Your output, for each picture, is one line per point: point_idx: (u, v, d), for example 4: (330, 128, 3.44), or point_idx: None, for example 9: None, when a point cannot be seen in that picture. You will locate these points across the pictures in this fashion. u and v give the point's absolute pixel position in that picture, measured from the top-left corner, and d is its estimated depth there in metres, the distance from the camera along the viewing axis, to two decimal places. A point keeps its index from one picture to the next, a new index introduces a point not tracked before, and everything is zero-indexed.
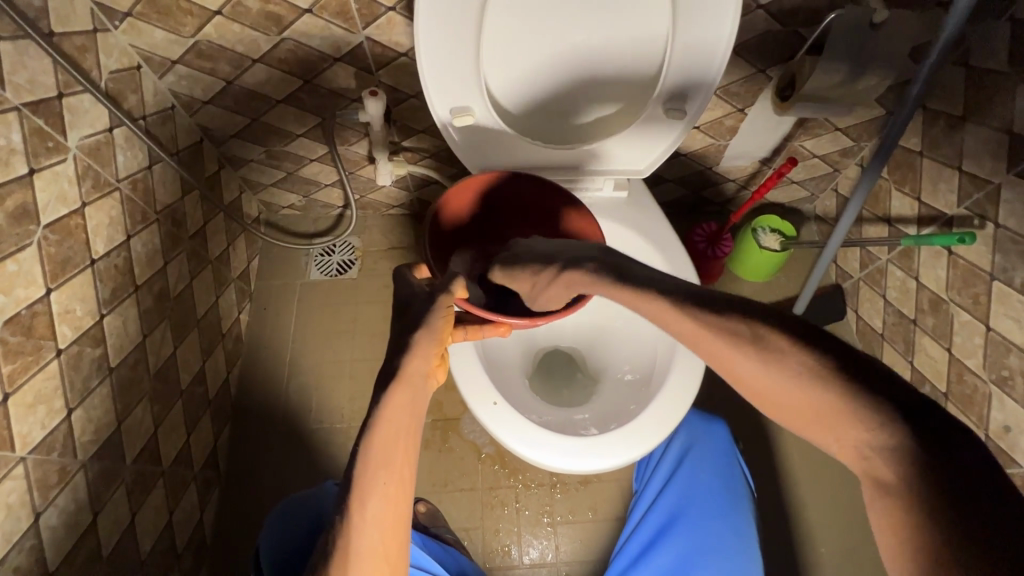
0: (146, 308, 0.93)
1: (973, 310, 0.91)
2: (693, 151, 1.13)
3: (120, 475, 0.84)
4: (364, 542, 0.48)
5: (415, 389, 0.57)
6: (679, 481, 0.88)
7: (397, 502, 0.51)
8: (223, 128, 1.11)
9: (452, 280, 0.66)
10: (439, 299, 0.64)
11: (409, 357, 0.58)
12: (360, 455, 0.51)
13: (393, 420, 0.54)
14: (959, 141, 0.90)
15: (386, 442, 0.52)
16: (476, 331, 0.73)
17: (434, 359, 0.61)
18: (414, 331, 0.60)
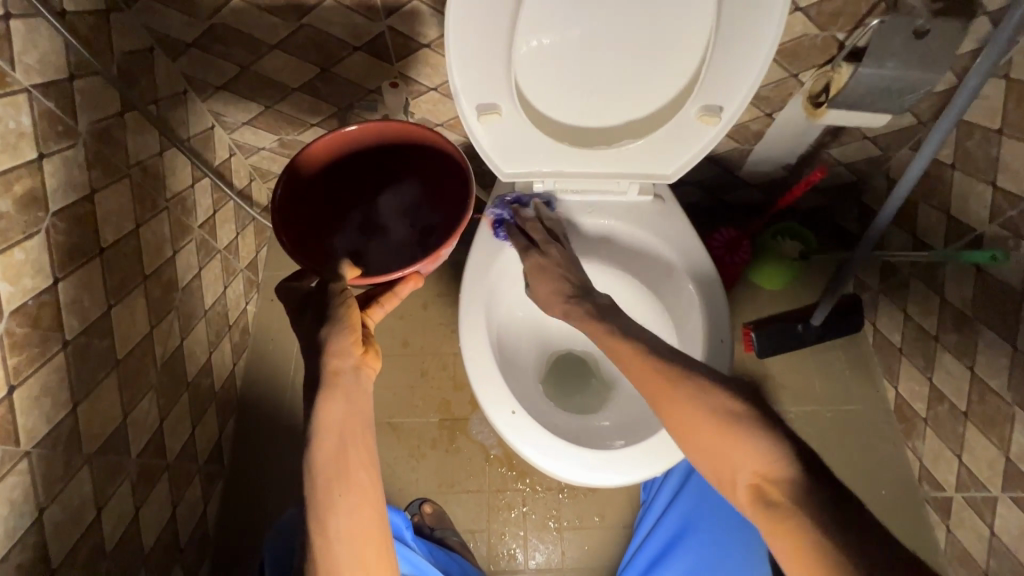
0: (154, 299, 0.91)
1: (1000, 330, 0.89)
2: (717, 155, 1.11)
3: (125, 469, 0.82)
4: (338, 554, 0.55)
5: (349, 387, 0.62)
6: (689, 495, 0.89)
7: (363, 511, 0.58)
8: (236, 115, 1.08)
9: (338, 267, 0.72)
10: (331, 288, 0.69)
11: (330, 357, 0.63)
12: (312, 479, 0.58)
13: (333, 437, 0.60)
14: (994, 156, 0.87)
15: (330, 460, 0.58)
16: (391, 297, 0.72)
17: (357, 350, 0.64)
18: (321, 329, 0.64)
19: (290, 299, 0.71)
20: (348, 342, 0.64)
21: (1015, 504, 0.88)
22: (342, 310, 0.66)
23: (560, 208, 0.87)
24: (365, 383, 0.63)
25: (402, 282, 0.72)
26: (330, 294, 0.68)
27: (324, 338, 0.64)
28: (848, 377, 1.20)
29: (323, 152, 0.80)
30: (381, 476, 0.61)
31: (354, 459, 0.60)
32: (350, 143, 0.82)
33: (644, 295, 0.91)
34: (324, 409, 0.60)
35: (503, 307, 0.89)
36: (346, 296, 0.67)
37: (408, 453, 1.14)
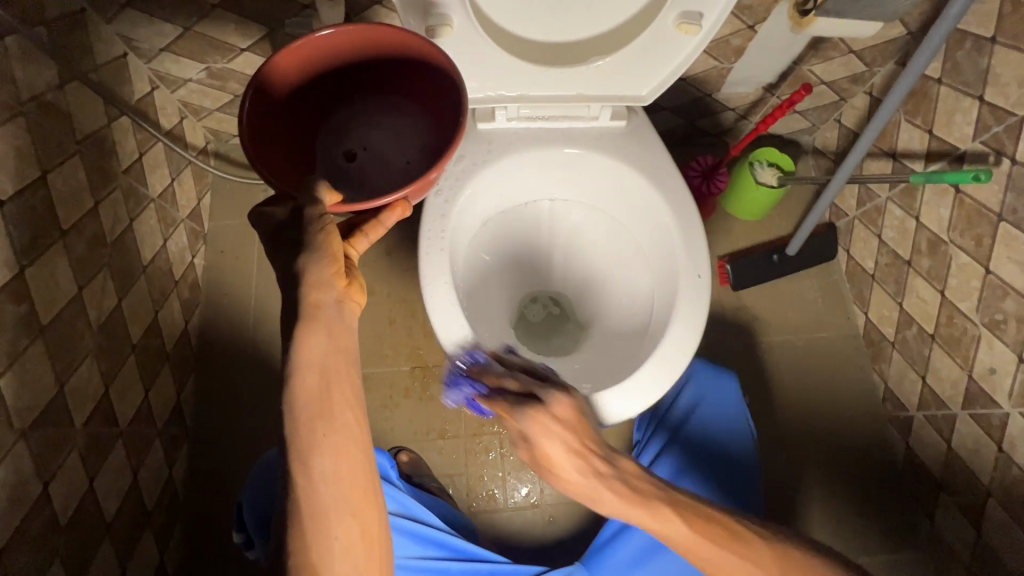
0: (79, 256, 0.81)
1: (973, 253, 0.88)
2: (694, 76, 1.02)
3: (71, 441, 0.77)
4: (322, 492, 0.55)
5: (332, 321, 0.58)
6: (683, 439, 0.87)
7: (347, 452, 0.57)
8: (151, 40, 0.93)
9: (316, 190, 0.61)
10: (307, 214, 0.60)
11: (308, 287, 0.57)
12: (290, 418, 0.56)
13: (314, 373, 0.57)
14: (984, 67, 0.82)
15: (311, 399, 0.56)
16: (375, 226, 0.64)
17: (338, 280, 0.59)
18: (298, 257, 0.58)
19: (261, 228, 0.61)
20: (329, 273, 0.58)
21: (974, 420, 0.91)
22: (320, 239, 0.59)
23: (524, 138, 0.79)
24: (348, 316, 0.59)
25: (387, 211, 0.64)
26: (306, 221, 0.59)
27: (300, 266, 0.57)
28: (820, 305, 1.20)
29: (299, 70, 0.68)
30: (366, 415, 0.60)
31: (338, 399, 0.57)
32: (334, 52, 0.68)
33: (619, 229, 0.85)
34: (305, 345, 0.56)
35: (469, 252, 0.83)
36: (326, 222, 0.59)
37: (381, 402, 1.11)
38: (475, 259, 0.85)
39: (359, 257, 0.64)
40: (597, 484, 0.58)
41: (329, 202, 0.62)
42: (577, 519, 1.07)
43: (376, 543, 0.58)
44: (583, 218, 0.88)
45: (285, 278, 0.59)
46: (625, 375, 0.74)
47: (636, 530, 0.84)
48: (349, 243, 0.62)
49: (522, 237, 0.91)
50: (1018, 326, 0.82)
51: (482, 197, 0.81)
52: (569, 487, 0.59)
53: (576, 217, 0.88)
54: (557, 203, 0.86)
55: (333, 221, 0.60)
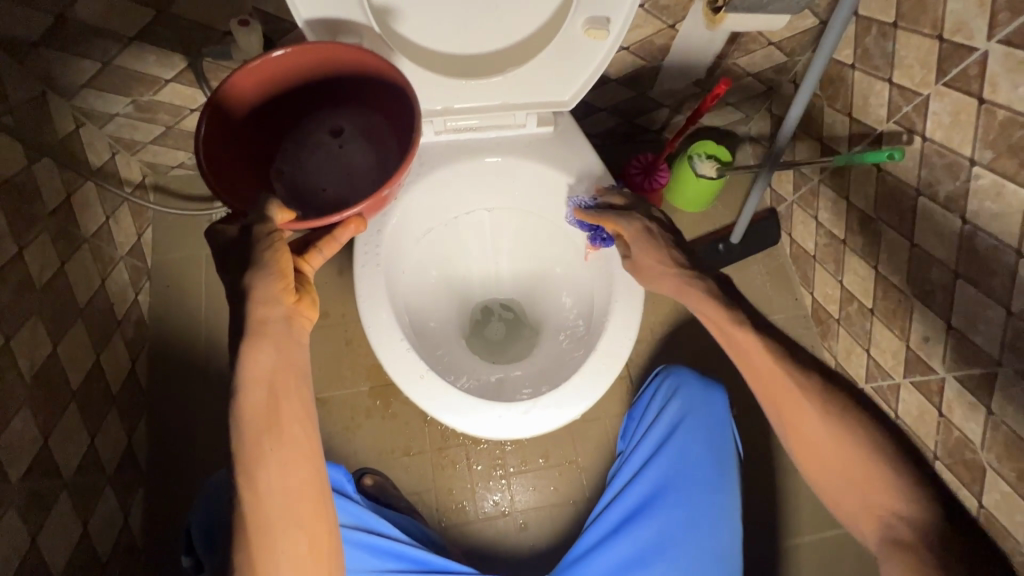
0: (4, 305, 0.78)
1: (898, 228, 0.92)
2: (624, 76, 1.05)
3: (8, 497, 0.73)
4: (269, 506, 0.55)
5: (280, 336, 0.57)
6: (670, 452, 0.87)
7: (295, 466, 0.57)
8: (69, 77, 0.91)
9: (265, 206, 0.59)
10: (256, 231, 0.57)
11: (255, 305, 0.56)
12: (236, 433, 0.55)
13: (262, 387, 0.56)
14: (890, 51, 0.86)
15: (258, 413, 0.55)
16: (330, 242, 0.63)
17: (287, 296, 0.58)
18: (245, 275, 0.55)
19: (213, 246, 0.59)
20: (278, 290, 0.57)
21: (915, 388, 0.95)
22: (269, 256, 0.56)
23: (456, 150, 0.79)
24: (297, 332, 0.58)
25: (342, 227, 0.63)
26: (255, 238, 0.57)
27: (247, 283, 0.55)
28: (769, 289, 1.23)
29: (251, 87, 0.66)
30: (315, 427, 0.60)
31: (286, 412, 0.57)
32: (292, 67, 0.67)
33: (557, 233, 0.86)
34: (250, 359, 0.55)
35: (410, 267, 0.83)
36: (276, 239, 0.57)
37: (343, 425, 1.10)
38: (416, 274, 0.84)
39: (312, 272, 0.64)
40: (708, 300, 0.68)
41: (280, 219, 0.59)
42: (548, 523, 1.07)
43: (323, 554, 0.58)
44: (522, 224, 0.88)
45: (231, 295, 0.57)
46: (568, 376, 0.75)
47: (614, 543, 0.84)
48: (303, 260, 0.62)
49: (467, 248, 0.91)
50: (944, 294, 0.86)
51: (419, 212, 0.81)
52: (658, 287, 0.72)
53: (518, 224, 0.88)
54: (495, 211, 0.86)
55: (284, 238, 0.58)
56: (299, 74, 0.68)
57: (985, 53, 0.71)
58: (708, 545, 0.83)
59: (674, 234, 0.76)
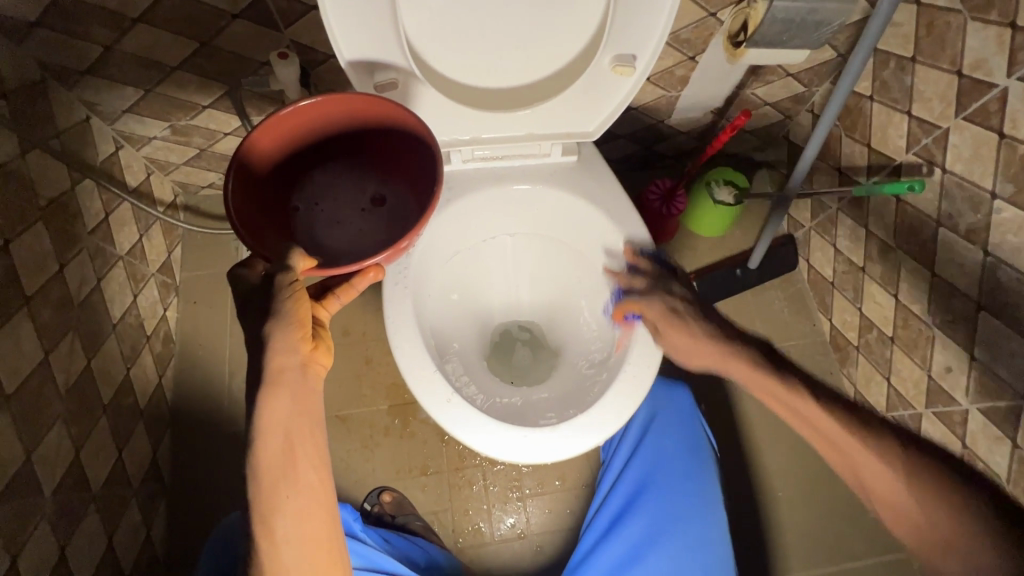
0: (45, 321, 0.81)
1: (919, 258, 0.92)
2: (644, 104, 1.07)
3: (41, 510, 0.75)
4: (284, 558, 0.54)
5: (296, 385, 0.58)
6: (647, 451, 0.93)
7: (311, 514, 0.56)
8: (113, 103, 0.95)
9: (288, 254, 0.60)
10: (277, 281, 0.59)
11: (273, 354, 0.57)
12: (252, 484, 0.55)
13: (277, 437, 0.56)
14: (909, 84, 0.87)
15: (274, 462, 0.56)
16: (347, 289, 0.66)
17: (304, 344, 0.59)
18: (265, 325, 0.57)
19: (236, 290, 0.62)
20: (296, 339, 0.59)
21: (938, 419, 0.95)
22: (289, 306, 0.58)
23: (482, 177, 0.82)
24: (312, 378, 0.59)
25: (359, 275, 0.66)
26: (277, 288, 0.59)
27: (266, 334, 0.57)
28: (786, 315, 1.23)
29: (272, 140, 0.68)
30: (330, 475, 0.59)
31: (302, 461, 0.57)
32: (312, 117, 0.69)
33: (578, 258, 0.88)
34: (266, 409, 0.56)
35: (435, 291, 0.85)
36: (297, 289, 0.59)
37: (362, 443, 1.11)
38: (439, 297, 0.86)
39: (328, 317, 0.66)
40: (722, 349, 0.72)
41: (301, 267, 0.61)
42: (564, 547, 1.06)
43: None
44: (542, 248, 0.90)
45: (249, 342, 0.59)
46: (591, 402, 0.76)
47: (605, 547, 0.88)
48: (319, 306, 0.65)
49: (489, 272, 0.93)
50: (967, 325, 0.86)
51: (444, 239, 0.83)
52: (696, 363, 0.74)
53: (540, 248, 0.90)
54: (517, 236, 0.89)
55: (304, 286, 0.60)
56: (320, 123, 0.71)
57: (1005, 89, 0.73)
58: (694, 536, 0.87)
59: (700, 304, 0.78)
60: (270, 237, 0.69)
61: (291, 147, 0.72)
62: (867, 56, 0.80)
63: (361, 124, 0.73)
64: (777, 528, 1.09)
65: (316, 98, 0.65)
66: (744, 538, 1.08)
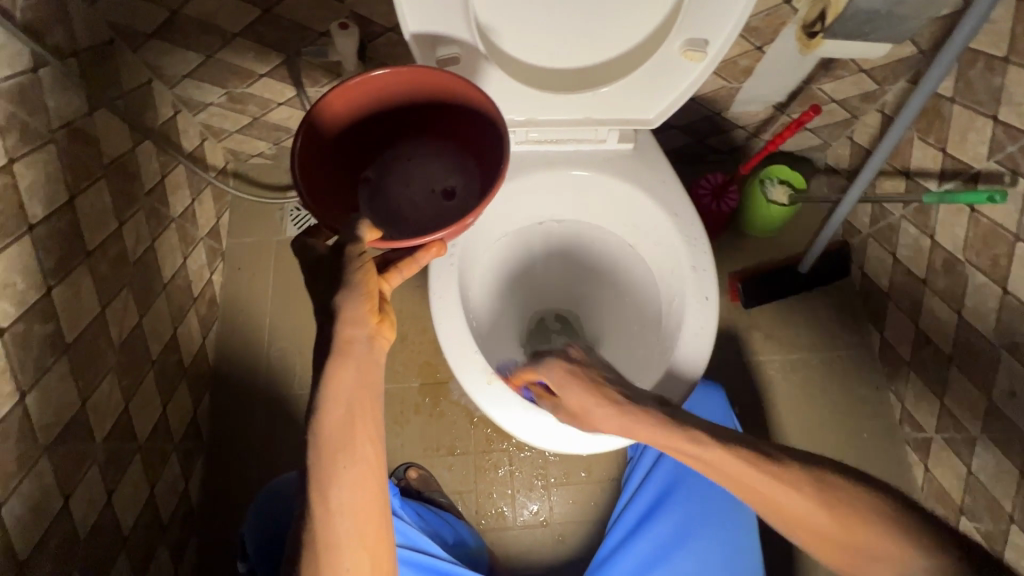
0: (102, 275, 0.84)
1: (990, 273, 0.87)
2: (703, 95, 1.03)
3: (91, 455, 0.79)
4: (335, 525, 0.55)
5: (362, 358, 0.57)
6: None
7: (365, 487, 0.56)
8: (174, 67, 0.97)
9: (356, 225, 0.60)
10: (348, 251, 0.59)
11: (343, 323, 0.57)
12: (313, 449, 0.56)
13: (340, 408, 0.57)
14: (997, 86, 0.81)
15: (335, 431, 0.56)
16: (410, 263, 0.64)
17: (372, 317, 0.58)
18: (335, 295, 0.57)
19: (304, 259, 0.61)
20: (365, 311, 0.57)
21: (994, 444, 0.89)
22: (359, 277, 0.57)
23: (533, 160, 0.80)
24: (378, 353, 0.58)
25: (424, 249, 0.64)
26: (347, 258, 0.58)
27: (336, 303, 0.57)
28: (834, 324, 1.18)
29: (343, 105, 0.68)
30: (386, 452, 0.59)
31: (360, 432, 0.57)
32: (378, 91, 0.68)
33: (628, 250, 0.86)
34: (334, 377, 0.56)
35: (479, 270, 0.85)
36: (365, 260, 0.58)
37: (392, 419, 1.12)
38: (484, 276, 0.86)
39: (391, 292, 0.63)
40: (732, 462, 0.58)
41: (368, 238, 0.60)
42: (585, 538, 1.06)
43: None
44: (591, 237, 0.89)
45: (319, 311, 0.58)
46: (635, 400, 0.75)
47: (631, 545, 0.88)
48: (383, 279, 0.62)
49: (535, 257, 0.93)
50: None
51: (494, 219, 0.83)
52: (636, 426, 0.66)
53: (589, 236, 0.89)
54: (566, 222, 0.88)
55: (372, 259, 0.59)
56: (386, 98, 0.70)
57: None
58: (725, 537, 0.85)
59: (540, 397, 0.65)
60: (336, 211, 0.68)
61: (359, 118, 0.71)
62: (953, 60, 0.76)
63: (428, 102, 0.72)
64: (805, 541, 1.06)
65: (386, 68, 0.64)
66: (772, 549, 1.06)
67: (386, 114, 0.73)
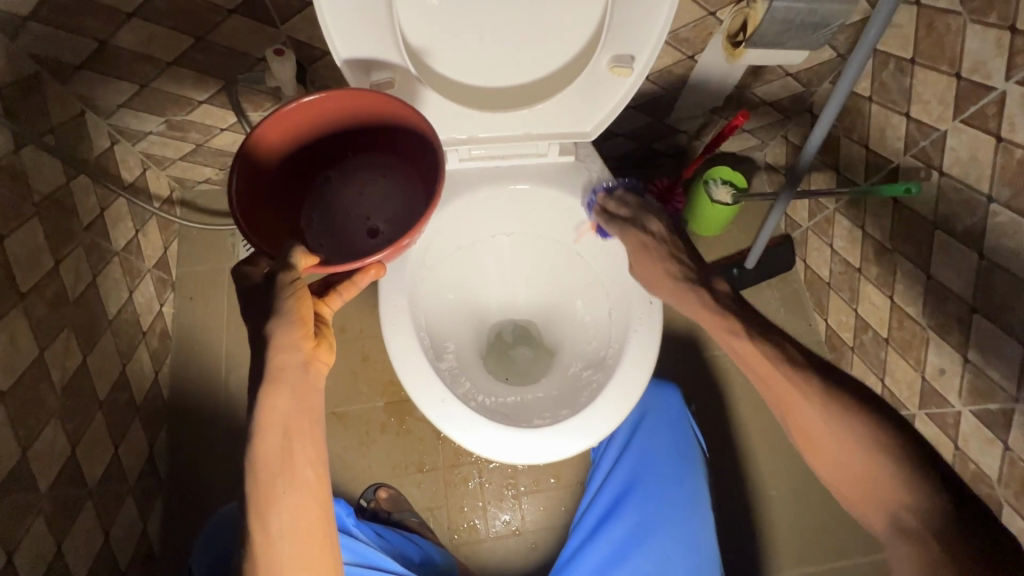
0: (40, 317, 0.81)
1: (914, 260, 0.93)
2: (643, 103, 1.06)
3: (37, 506, 0.75)
4: (277, 553, 0.54)
5: (297, 381, 0.58)
6: (636, 453, 0.92)
7: (306, 510, 0.56)
8: (108, 98, 0.94)
9: (290, 253, 0.60)
10: (280, 279, 0.59)
11: (275, 350, 0.57)
12: (250, 479, 0.56)
13: (274, 435, 0.57)
14: (907, 87, 0.87)
15: (271, 457, 0.56)
16: (349, 286, 0.65)
17: (305, 341, 0.59)
18: (268, 321, 0.58)
19: (239, 288, 0.62)
20: (297, 337, 0.58)
21: (931, 420, 0.95)
22: (291, 303, 0.58)
23: (480, 176, 0.82)
24: (314, 377, 0.60)
25: (360, 272, 0.65)
26: (278, 286, 0.59)
27: (269, 329, 0.58)
28: (782, 314, 1.24)
29: (294, 118, 0.67)
30: (328, 474, 0.60)
31: (299, 456, 0.58)
32: (326, 109, 0.68)
33: (578, 260, 0.88)
34: (267, 405, 0.56)
35: (432, 287, 0.85)
36: (298, 286, 0.59)
37: (358, 440, 1.11)
38: (436, 296, 0.86)
39: (331, 315, 0.65)
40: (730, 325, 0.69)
41: (302, 264, 0.60)
42: (560, 543, 1.07)
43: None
44: (542, 249, 0.90)
45: (253, 341, 0.59)
46: (572, 413, 0.76)
47: (590, 549, 0.88)
48: (320, 302, 0.64)
49: (488, 271, 0.93)
50: (961, 327, 0.86)
51: (442, 237, 0.84)
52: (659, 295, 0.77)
53: (536, 248, 0.90)
54: (515, 237, 0.89)
55: (306, 284, 0.60)
56: (331, 116, 0.70)
57: (1003, 93, 0.73)
58: (683, 537, 0.86)
59: (673, 239, 0.81)
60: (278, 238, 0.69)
61: (308, 133, 0.71)
62: (868, 58, 0.80)
63: (370, 122, 0.72)
64: (769, 527, 1.10)
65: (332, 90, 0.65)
66: (738, 537, 1.09)
67: (338, 131, 0.73)
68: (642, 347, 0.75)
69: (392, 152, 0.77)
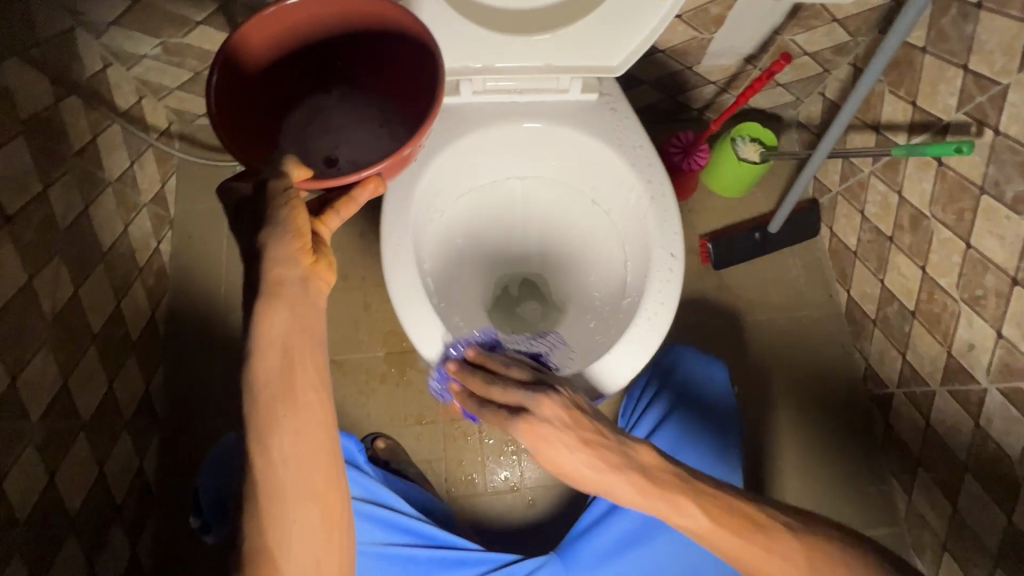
0: (27, 244, 0.77)
1: (954, 228, 0.87)
2: (672, 47, 0.99)
3: (27, 436, 0.73)
4: (281, 474, 0.53)
5: (295, 299, 0.54)
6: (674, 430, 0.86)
7: (310, 434, 0.55)
8: (99, 13, 0.87)
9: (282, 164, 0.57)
10: (271, 188, 0.55)
11: (271, 262, 0.53)
12: (249, 401, 0.53)
13: (273, 356, 0.53)
14: (968, 35, 0.79)
15: (271, 379, 0.53)
16: (348, 202, 0.60)
17: (303, 255, 0.54)
18: (260, 232, 0.53)
19: (228, 202, 0.57)
20: (295, 250, 0.54)
21: (952, 398, 0.91)
22: (285, 213, 0.53)
23: (494, 112, 0.75)
24: (314, 295, 0.55)
25: (359, 186, 0.59)
26: (270, 195, 0.54)
27: (263, 240, 0.53)
28: (802, 283, 1.18)
29: (293, 23, 0.63)
30: (332, 400, 0.57)
31: (301, 378, 0.54)
32: (327, 18, 0.64)
33: (593, 208, 0.83)
34: (265, 323, 0.52)
35: (438, 231, 0.80)
36: (291, 196, 0.54)
37: (357, 389, 1.09)
38: (443, 241, 0.82)
39: (330, 234, 0.59)
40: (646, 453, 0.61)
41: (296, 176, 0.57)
42: (558, 502, 1.06)
43: (336, 523, 0.57)
44: (559, 196, 0.85)
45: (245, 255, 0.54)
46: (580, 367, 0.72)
47: (612, 521, 0.84)
48: (319, 221, 0.58)
49: (498, 219, 0.89)
50: (998, 300, 0.81)
51: (450, 178, 0.78)
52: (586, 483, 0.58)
53: (551, 195, 0.85)
54: (529, 181, 0.83)
55: (300, 195, 0.55)
56: (330, 27, 0.66)
57: None
58: None
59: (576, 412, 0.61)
60: (252, 140, 0.64)
61: (307, 43, 0.67)
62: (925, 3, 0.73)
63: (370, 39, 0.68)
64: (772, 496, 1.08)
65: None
66: None
67: (339, 46, 0.69)
68: (669, 299, 0.70)
69: (395, 80, 0.72)
